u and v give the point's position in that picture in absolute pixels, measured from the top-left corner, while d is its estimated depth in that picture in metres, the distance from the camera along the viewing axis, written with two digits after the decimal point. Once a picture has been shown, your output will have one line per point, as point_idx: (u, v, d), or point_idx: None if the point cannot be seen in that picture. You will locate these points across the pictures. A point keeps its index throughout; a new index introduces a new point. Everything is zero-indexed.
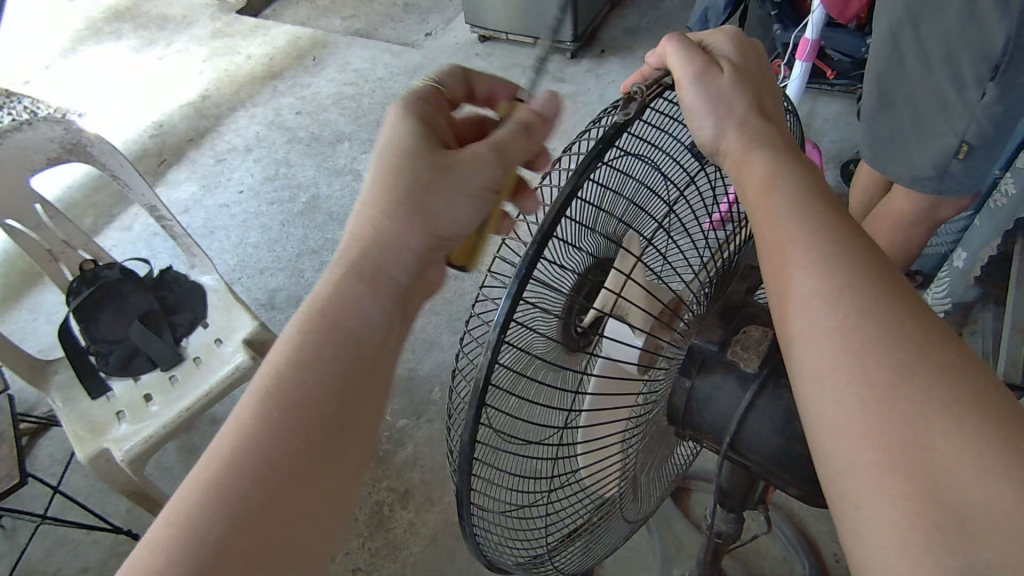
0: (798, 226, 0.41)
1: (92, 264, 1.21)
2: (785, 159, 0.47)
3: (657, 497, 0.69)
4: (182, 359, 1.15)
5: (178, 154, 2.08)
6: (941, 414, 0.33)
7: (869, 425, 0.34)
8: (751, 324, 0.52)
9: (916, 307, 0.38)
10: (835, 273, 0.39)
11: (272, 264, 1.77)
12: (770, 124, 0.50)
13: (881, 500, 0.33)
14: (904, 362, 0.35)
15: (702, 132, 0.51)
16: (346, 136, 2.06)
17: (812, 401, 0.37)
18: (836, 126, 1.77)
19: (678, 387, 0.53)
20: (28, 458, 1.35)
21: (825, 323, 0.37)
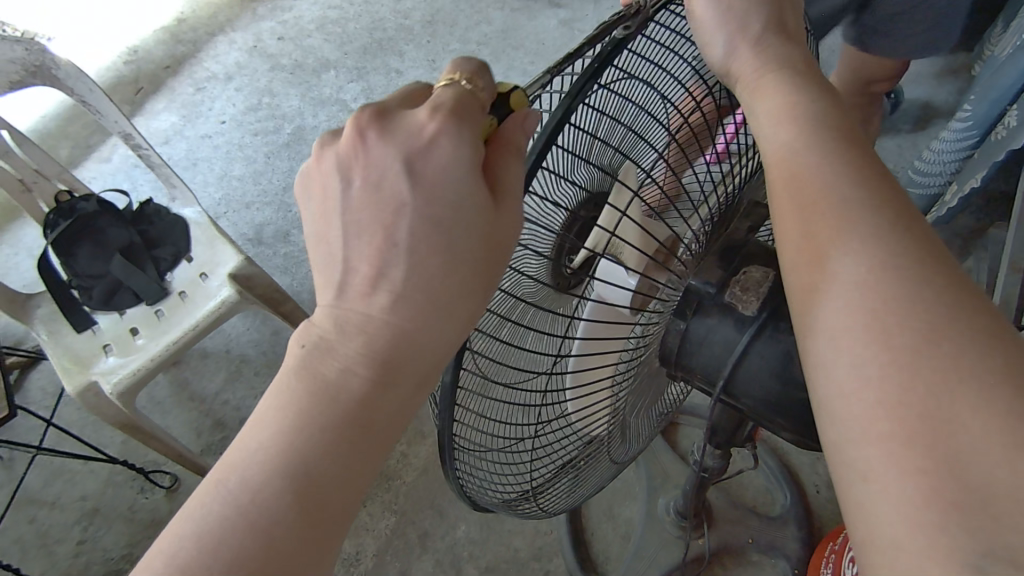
0: (813, 166, 0.39)
1: (68, 196, 1.17)
2: (804, 88, 0.44)
3: (646, 436, 0.70)
4: (167, 293, 1.13)
5: (156, 82, 1.99)
6: (951, 367, 0.32)
7: (876, 379, 0.33)
8: (752, 264, 0.50)
9: (936, 253, 0.36)
10: (857, 221, 0.37)
11: (258, 199, 1.72)
12: (789, 46, 0.47)
13: (883, 456, 0.32)
14: (921, 315, 0.33)
15: (712, 51, 0.48)
16: (331, 63, 1.96)
17: (821, 355, 0.36)
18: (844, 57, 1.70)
19: (672, 329, 0.52)
20: (19, 392, 1.35)
21: (837, 273, 0.36)
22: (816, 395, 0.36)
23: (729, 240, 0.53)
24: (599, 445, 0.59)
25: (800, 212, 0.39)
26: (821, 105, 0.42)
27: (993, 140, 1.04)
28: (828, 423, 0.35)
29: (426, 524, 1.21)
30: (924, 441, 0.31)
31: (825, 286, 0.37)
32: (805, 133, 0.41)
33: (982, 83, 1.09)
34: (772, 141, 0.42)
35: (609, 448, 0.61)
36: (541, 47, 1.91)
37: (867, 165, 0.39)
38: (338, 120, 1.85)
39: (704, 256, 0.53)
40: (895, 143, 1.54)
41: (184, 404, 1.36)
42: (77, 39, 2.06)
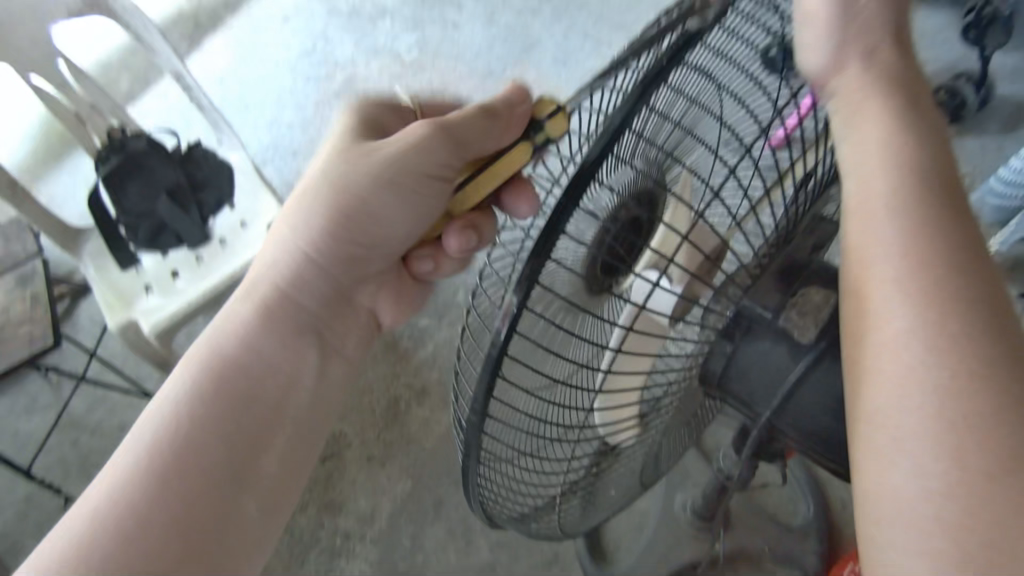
0: (907, 217, 0.39)
1: (120, 133, 1.15)
2: (907, 124, 0.42)
3: (674, 455, 0.67)
4: (208, 239, 1.16)
5: (213, 19, 2.04)
6: (1005, 418, 0.35)
7: (932, 432, 0.35)
8: (810, 284, 0.47)
9: (998, 296, 0.38)
10: (952, 323, 0.36)
11: (305, 147, 1.77)
12: (899, 65, 0.44)
13: (927, 497, 0.35)
14: (985, 430, 0.35)
15: (812, 53, 0.45)
16: (388, 13, 1.98)
17: (885, 400, 0.37)
18: (935, 43, 1.63)
19: (717, 352, 0.48)
20: (68, 320, 1.40)
21: (906, 324, 0.37)
22: (861, 428, 0.38)
23: (787, 255, 0.49)
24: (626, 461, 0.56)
25: (879, 258, 0.39)
26: (913, 127, 0.42)
27: None
28: (870, 463, 0.37)
29: (442, 490, 1.23)
30: (978, 494, 0.34)
31: (895, 334, 0.37)
32: (900, 160, 0.40)
33: None
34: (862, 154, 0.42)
35: (636, 465, 0.59)
36: (606, 7, 1.87)
37: (950, 205, 0.39)
38: (390, 73, 1.87)
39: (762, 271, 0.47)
40: (978, 144, 1.49)
41: None
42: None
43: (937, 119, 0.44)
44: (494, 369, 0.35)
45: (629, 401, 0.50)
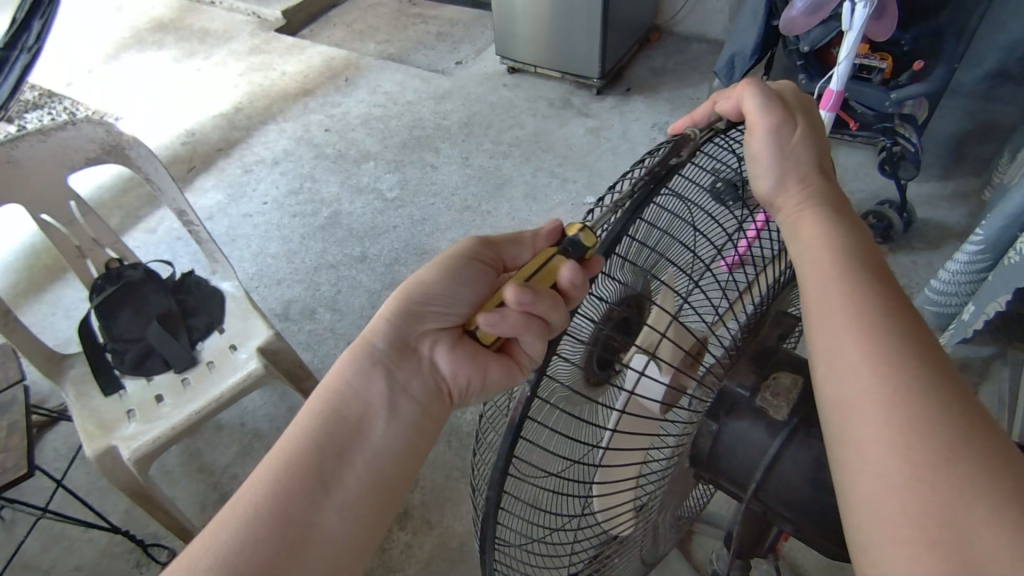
0: (841, 281, 0.46)
1: (117, 264, 1.23)
2: (838, 223, 0.51)
3: (670, 540, 0.70)
4: (196, 362, 1.17)
5: (207, 162, 2.21)
6: (940, 415, 0.38)
7: (883, 435, 0.39)
8: (779, 370, 0.54)
9: (929, 335, 0.44)
10: (896, 358, 0.41)
11: (290, 276, 1.85)
12: (827, 181, 0.54)
13: (893, 492, 0.37)
14: (940, 438, 0.37)
15: (761, 183, 0.55)
16: (372, 155, 2.19)
17: (846, 422, 0.41)
18: (856, 177, 1.87)
19: (704, 431, 0.54)
20: (34, 450, 1.36)
21: (851, 357, 0.42)
22: (835, 455, 0.41)
23: (759, 345, 0.57)
24: (629, 550, 0.59)
25: (825, 315, 0.45)
26: (845, 228, 0.51)
27: (1005, 265, 1.24)
28: (845, 479, 0.40)
29: None
30: (930, 480, 0.36)
31: (846, 367, 0.42)
32: (829, 246, 0.49)
33: (992, 213, 1.31)
34: (801, 241, 0.51)
35: (639, 550, 0.62)
36: (569, 150, 2.11)
37: (877, 274, 0.47)
38: (374, 206, 2.02)
39: (735, 359, 0.56)
40: (909, 260, 1.67)
41: (193, 475, 1.37)
42: (167, 114, 2.37)
43: (862, 225, 0.53)
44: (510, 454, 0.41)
45: (626, 492, 0.54)
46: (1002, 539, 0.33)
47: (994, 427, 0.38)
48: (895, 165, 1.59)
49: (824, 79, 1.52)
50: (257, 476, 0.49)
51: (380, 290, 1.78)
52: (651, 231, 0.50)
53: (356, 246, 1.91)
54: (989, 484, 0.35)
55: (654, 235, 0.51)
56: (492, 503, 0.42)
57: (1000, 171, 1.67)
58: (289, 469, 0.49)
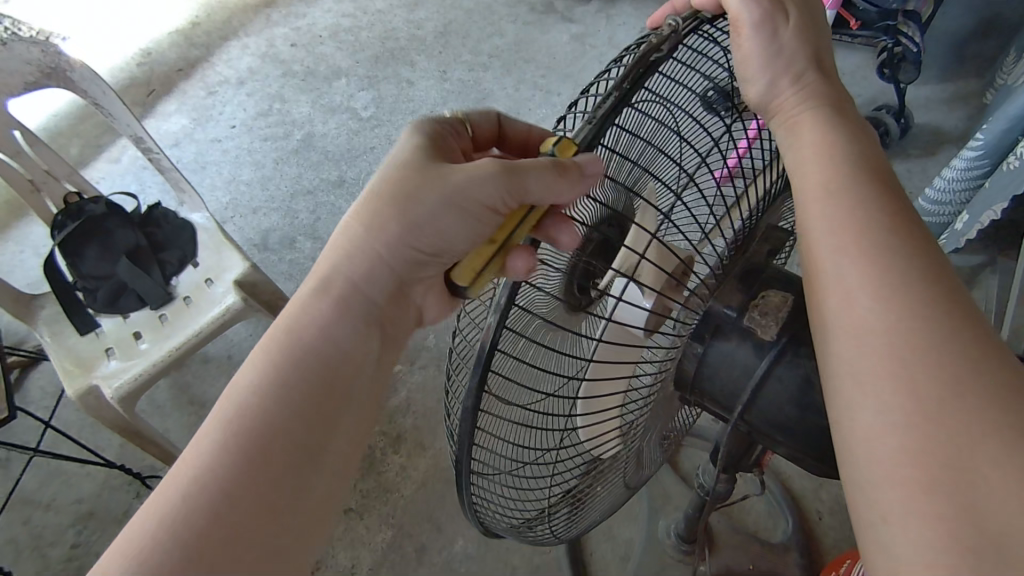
0: (841, 195, 0.43)
1: (76, 198, 1.16)
2: (839, 127, 0.47)
3: (656, 462, 0.70)
4: (171, 298, 1.13)
5: (167, 84, 2.06)
6: (946, 345, 0.36)
7: (884, 368, 0.36)
8: (769, 288, 0.51)
9: (933, 252, 0.41)
10: (898, 282, 0.38)
11: (265, 204, 1.78)
12: (826, 77, 0.49)
13: (894, 432, 0.35)
14: (946, 370, 0.35)
15: (752, 87, 0.50)
16: (343, 72, 2.05)
17: (842, 353, 0.39)
18: (853, 80, 1.78)
19: (689, 353, 0.52)
20: (19, 392, 1.35)
21: (849, 279, 0.40)
22: (830, 387, 0.39)
23: (747, 262, 0.54)
24: (613, 473, 0.59)
25: (823, 236, 0.42)
26: (847, 132, 0.46)
27: (1004, 171, 1.21)
28: (839, 412, 0.38)
29: (422, 537, 1.22)
30: (932, 416, 0.34)
31: (845, 293, 0.39)
32: (825, 154, 0.45)
33: (994, 116, 1.26)
34: (795, 149, 0.47)
35: (623, 472, 0.61)
36: (551, 60, 1.98)
37: (881, 186, 0.43)
38: (348, 127, 1.92)
39: (722, 279, 0.53)
40: (904, 168, 1.62)
41: (184, 408, 1.37)
42: (118, 31, 2.19)
43: (864, 124, 0.49)
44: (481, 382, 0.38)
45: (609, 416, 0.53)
46: (1009, 476, 0.32)
47: (1002, 352, 0.36)
48: (895, 67, 1.53)
49: None
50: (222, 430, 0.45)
51: None
52: (632, 139, 0.46)
53: (332, 170, 1.82)
54: (1000, 419, 0.34)
55: (638, 145, 0.47)
56: (465, 431, 0.40)
57: (1003, 70, 1.59)
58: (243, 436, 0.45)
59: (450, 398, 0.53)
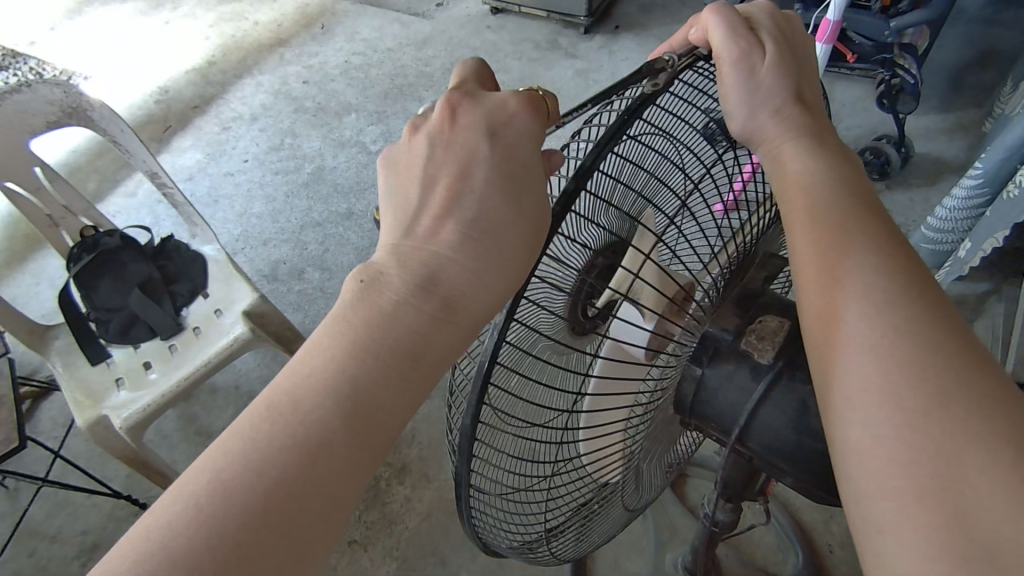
0: (824, 215, 0.44)
1: (92, 231, 1.19)
2: (821, 155, 0.48)
3: (659, 484, 0.70)
4: (181, 328, 1.15)
5: (183, 120, 2.13)
6: (932, 358, 0.37)
7: (872, 381, 0.37)
8: (766, 313, 0.52)
9: (920, 269, 0.42)
10: (884, 297, 0.39)
11: (275, 236, 1.81)
12: (806, 106, 0.51)
13: (884, 443, 0.35)
14: (929, 381, 0.36)
15: (734, 119, 0.51)
16: (353, 107, 2.11)
17: (833, 368, 0.39)
18: (853, 112, 1.81)
19: (687, 375, 0.53)
20: (31, 422, 1.36)
21: (834, 296, 0.41)
22: (824, 404, 0.40)
23: (744, 289, 0.55)
24: (613, 494, 0.58)
25: (810, 256, 0.43)
26: (828, 158, 0.48)
27: (1005, 199, 1.21)
28: (833, 428, 0.38)
29: (427, 570, 1.21)
30: (921, 428, 0.35)
31: (833, 309, 0.40)
32: (809, 180, 0.47)
33: (992, 145, 1.27)
34: (782, 174, 0.48)
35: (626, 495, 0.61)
36: (556, 95, 2.03)
37: (865, 207, 0.45)
38: (357, 161, 1.97)
39: (719, 304, 0.54)
40: (906, 196, 1.64)
41: (191, 438, 1.38)
42: (137, 70, 2.27)
43: (847, 152, 0.51)
44: (480, 396, 0.39)
45: (613, 437, 0.53)
46: (996, 485, 0.32)
47: (987, 364, 0.37)
48: (893, 98, 1.55)
49: (823, 7, 1.44)
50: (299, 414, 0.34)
51: (368, 247, 1.75)
52: (632, 170, 0.47)
53: (340, 203, 1.86)
54: (986, 428, 0.34)
55: (640, 176, 0.49)
56: (465, 445, 0.40)
57: (1001, 101, 1.61)
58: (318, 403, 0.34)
59: (451, 414, 0.54)
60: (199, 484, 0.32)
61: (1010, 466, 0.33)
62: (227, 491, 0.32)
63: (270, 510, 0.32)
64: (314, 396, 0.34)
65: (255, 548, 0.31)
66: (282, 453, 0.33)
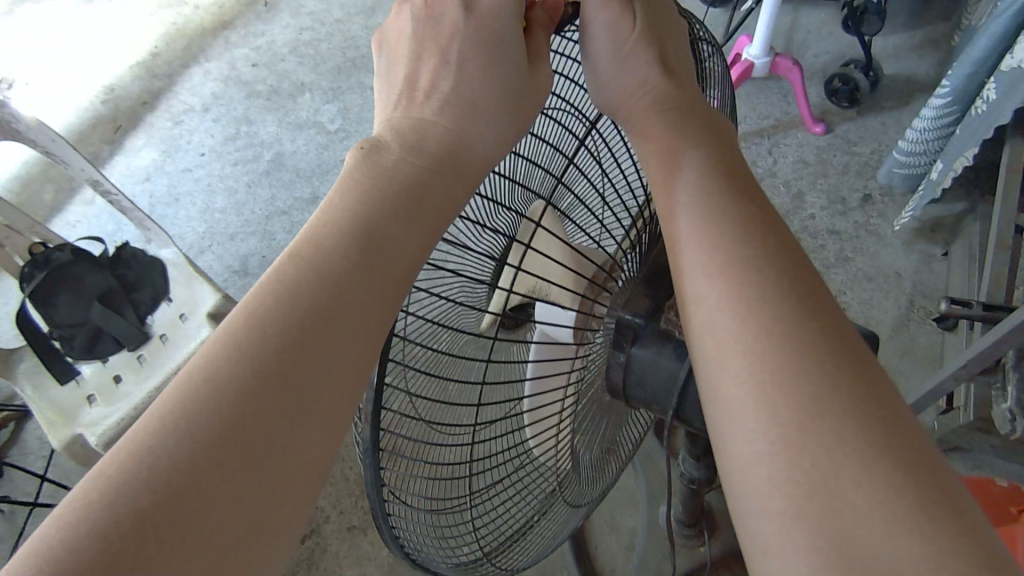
0: (703, 221, 0.45)
1: (42, 248, 1.16)
2: (689, 133, 0.51)
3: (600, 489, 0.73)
4: (148, 337, 1.15)
5: (133, 119, 2.05)
6: (805, 364, 0.38)
7: (747, 392, 0.38)
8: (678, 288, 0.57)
9: (801, 267, 0.43)
10: (748, 289, 0.41)
11: (241, 229, 1.78)
12: (666, 83, 0.55)
13: (763, 461, 0.36)
14: (805, 389, 0.37)
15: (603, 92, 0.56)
16: (307, 86, 2.04)
17: (713, 377, 0.40)
18: (820, 37, 1.75)
19: (614, 362, 0.58)
20: (15, 445, 1.35)
21: (716, 304, 0.42)
22: (709, 415, 0.41)
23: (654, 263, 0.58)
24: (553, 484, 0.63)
25: (692, 261, 0.44)
26: (709, 153, 0.49)
27: (972, 116, 1.19)
28: (717, 440, 0.39)
29: None
30: (796, 442, 0.36)
31: (706, 313, 0.42)
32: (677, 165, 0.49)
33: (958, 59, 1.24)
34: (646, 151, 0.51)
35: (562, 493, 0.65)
36: None
37: (743, 202, 0.46)
38: (317, 143, 1.91)
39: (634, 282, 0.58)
40: (877, 121, 1.60)
41: None
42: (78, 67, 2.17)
43: (719, 125, 0.53)
44: None
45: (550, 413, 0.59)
46: (872, 498, 0.33)
47: (855, 352, 0.39)
48: (858, 20, 1.50)
49: None
50: (231, 335, 0.36)
51: None
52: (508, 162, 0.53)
53: (304, 189, 1.82)
54: (863, 434, 0.35)
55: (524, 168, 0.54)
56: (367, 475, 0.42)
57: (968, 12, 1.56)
58: (244, 324, 0.37)
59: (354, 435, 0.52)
60: (113, 465, 0.32)
61: (886, 477, 0.34)
62: (177, 417, 0.33)
63: (212, 438, 0.33)
64: (246, 326, 0.37)
65: (183, 479, 0.32)
66: (235, 379, 0.35)
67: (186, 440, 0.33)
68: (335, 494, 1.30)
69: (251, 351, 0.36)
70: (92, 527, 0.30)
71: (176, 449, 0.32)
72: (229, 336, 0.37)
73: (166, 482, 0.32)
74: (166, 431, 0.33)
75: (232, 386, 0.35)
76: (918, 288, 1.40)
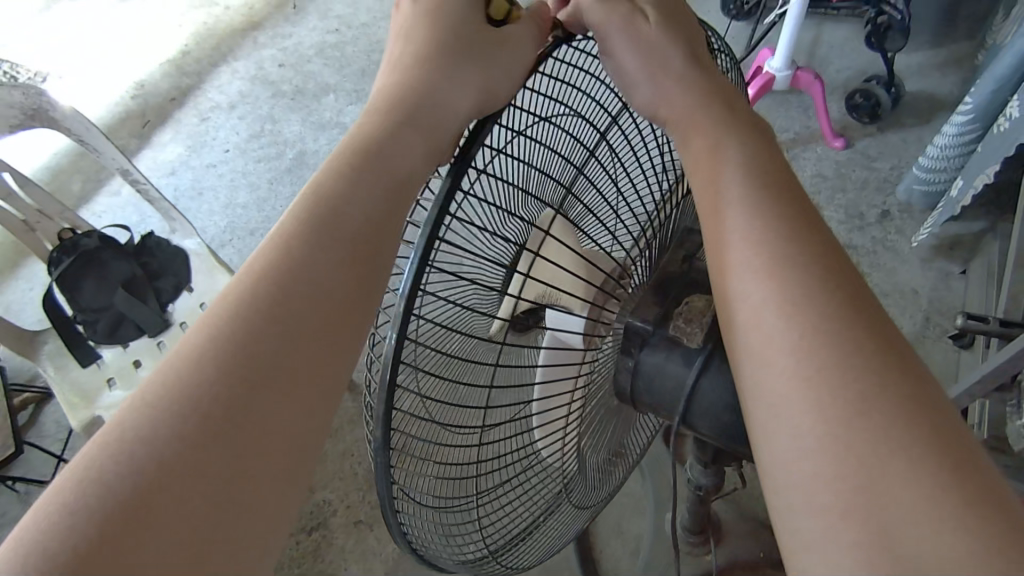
0: (749, 218, 0.45)
1: (70, 234, 1.18)
2: (732, 131, 0.51)
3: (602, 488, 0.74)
4: (169, 325, 1.17)
5: (162, 114, 2.10)
6: (851, 361, 0.38)
7: (794, 388, 0.38)
8: (692, 294, 0.57)
9: (843, 267, 0.43)
10: (791, 285, 0.42)
11: (262, 225, 1.81)
12: (700, 77, 0.55)
13: (808, 457, 0.37)
14: (852, 385, 0.37)
15: (638, 93, 0.56)
16: (331, 87, 2.07)
17: (754, 373, 0.41)
18: (843, 53, 1.75)
19: (623, 367, 0.58)
20: (35, 427, 1.38)
21: (758, 300, 0.42)
22: (750, 413, 0.41)
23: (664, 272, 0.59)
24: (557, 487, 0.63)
25: (733, 260, 0.45)
26: (755, 153, 0.49)
27: (995, 133, 1.19)
28: (761, 437, 0.39)
29: None
30: (845, 439, 0.36)
31: (750, 307, 0.42)
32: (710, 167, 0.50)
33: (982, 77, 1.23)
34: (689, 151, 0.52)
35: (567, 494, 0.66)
36: None
37: (786, 202, 0.46)
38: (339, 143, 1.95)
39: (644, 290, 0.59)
40: (899, 138, 1.60)
41: None
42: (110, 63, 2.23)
43: (760, 125, 0.53)
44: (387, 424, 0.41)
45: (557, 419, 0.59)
46: (921, 496, 0.34)
47: (902, 353, 0.39)
48: (881, 36, 1.50)
49: None
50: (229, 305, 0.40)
51: None
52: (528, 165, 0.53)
53: None
54: (914, 433, 0.36)
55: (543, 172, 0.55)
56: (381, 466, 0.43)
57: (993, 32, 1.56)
58: (243, 296, 0.41)
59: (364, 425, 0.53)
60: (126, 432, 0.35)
61: (933, 477, 0.34)
62: (180, 386, 0.37)
63: (210, 411, 0.36)
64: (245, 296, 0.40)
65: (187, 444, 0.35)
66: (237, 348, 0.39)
67: (189, 409, 0.36)
68: (343, 489, 1.31)
69: (245, 318, 0.40)
70: (97, 491, 0.33)
71: (184, 418, 0.36)
72: (228, 311, 0.40)
73: (173, 450, 0.35)
74: (177, 399, 0.36)
75: (231, 356, 0.38)
76: (936, 306, 1.39)
